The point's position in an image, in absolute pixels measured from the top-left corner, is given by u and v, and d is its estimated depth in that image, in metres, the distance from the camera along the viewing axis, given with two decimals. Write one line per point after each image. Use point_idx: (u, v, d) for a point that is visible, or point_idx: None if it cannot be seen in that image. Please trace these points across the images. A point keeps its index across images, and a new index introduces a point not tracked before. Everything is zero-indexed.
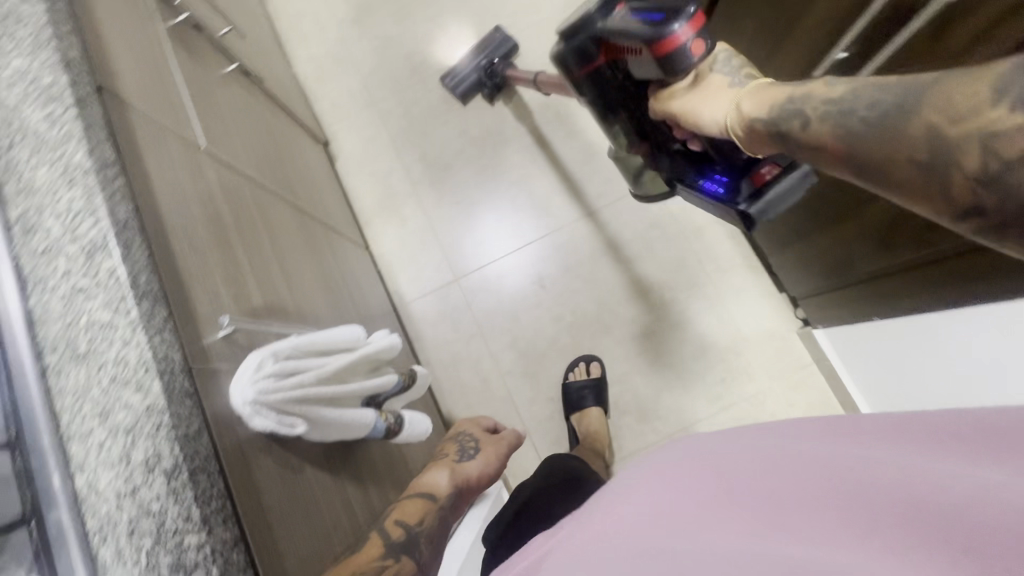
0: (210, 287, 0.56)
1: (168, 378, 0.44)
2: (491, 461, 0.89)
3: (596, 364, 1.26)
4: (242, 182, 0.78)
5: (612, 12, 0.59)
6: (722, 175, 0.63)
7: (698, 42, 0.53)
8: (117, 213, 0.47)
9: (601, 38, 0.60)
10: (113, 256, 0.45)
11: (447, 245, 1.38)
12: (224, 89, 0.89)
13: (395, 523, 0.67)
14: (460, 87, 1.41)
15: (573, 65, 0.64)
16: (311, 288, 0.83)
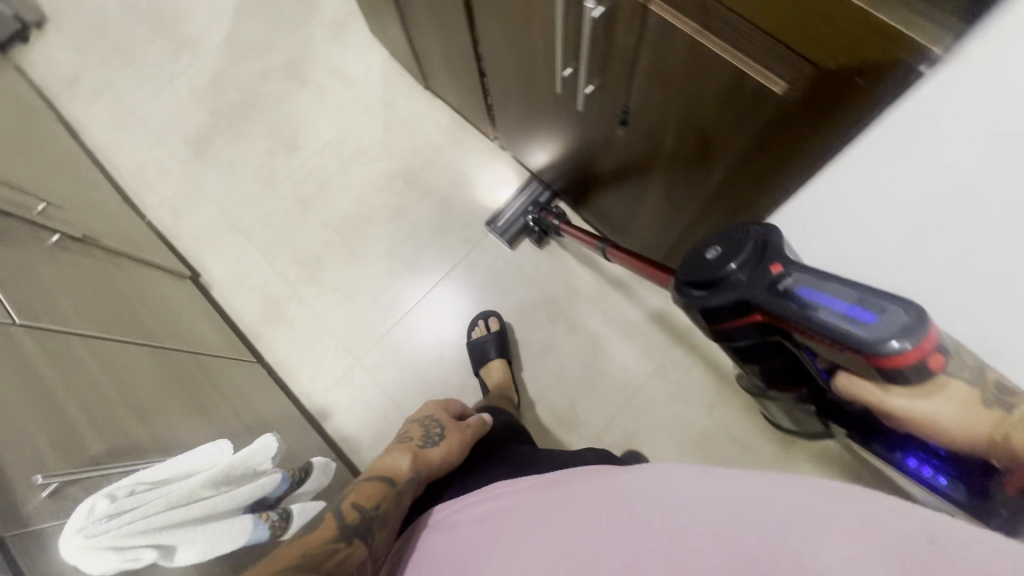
0: (28, 449, 0.57)
1: None
2: (455, 447, 0.99)
3: (495, 319, 1.35)
4: (74, 340, 0.79)
5: (768, 272, 0.60)
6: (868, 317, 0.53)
7: (936, 360, 0.50)
8: None
9: (757, 306, 0.60)
10: None
11: (339, 331, 1.41)
12: (47, 260, 0.92)
13: (354, 510, 0.82)
14: (506, 234, 1.40)
15: (722, 315, 0.65)
16: (176, 419, 0.84)
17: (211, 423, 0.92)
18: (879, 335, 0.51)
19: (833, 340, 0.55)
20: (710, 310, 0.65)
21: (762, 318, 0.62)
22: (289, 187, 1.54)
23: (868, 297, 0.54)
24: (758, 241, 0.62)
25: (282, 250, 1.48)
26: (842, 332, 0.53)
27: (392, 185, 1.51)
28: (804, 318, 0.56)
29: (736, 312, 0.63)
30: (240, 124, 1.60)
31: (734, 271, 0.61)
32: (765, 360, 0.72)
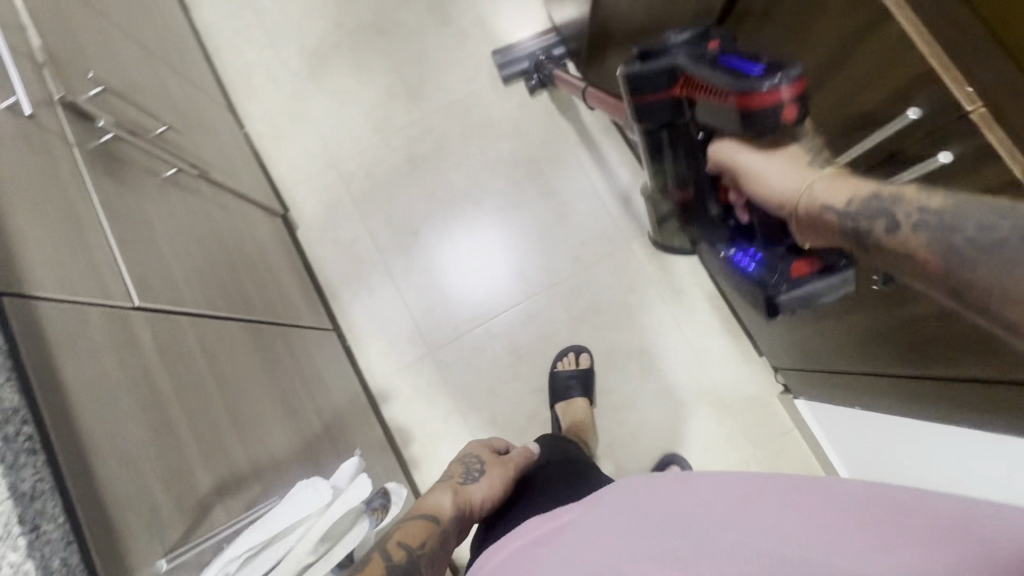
0: (147, 508, 0.50)
1: None
2: (497, 485, 0.90)
3: (585, 355, 1.26)
4: (184, 324, 0.71)
5: (702, 47, 0.60)
6: (756, 65, 0.54)
7: (793, 109, 0.52)
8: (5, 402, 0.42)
9: (682, 72, 0.60)
10: None
11: (418, 314, 1.32)
12: (161, 200, 0.82)
13: (398, 546, 0.74)
14: (505, 69, 1.37)
15: (646, 88, 0.63)
16: (268, 426, 0.76)
17: (299, 426, 0.85)
18: (759, 78, 0.52)
19: (717, 87, 0.55)
20: (638, 79, 0.63)
21: (682, 92, 0.62)
22: (402, 140, 1.39)
23: (770, 61, 0.54)
24: (708, 29, 0.62)
25: (378, 209, 1.36)
26: (730, 78, 0.54)
27: (512, 171, 1.36)
28: (708, 69, 0.56)
29: (655, 82, 0.62)
30: (363, 51, 1.42)
31: (671, 43, 0.62)
32: (663, 172, 0.76)
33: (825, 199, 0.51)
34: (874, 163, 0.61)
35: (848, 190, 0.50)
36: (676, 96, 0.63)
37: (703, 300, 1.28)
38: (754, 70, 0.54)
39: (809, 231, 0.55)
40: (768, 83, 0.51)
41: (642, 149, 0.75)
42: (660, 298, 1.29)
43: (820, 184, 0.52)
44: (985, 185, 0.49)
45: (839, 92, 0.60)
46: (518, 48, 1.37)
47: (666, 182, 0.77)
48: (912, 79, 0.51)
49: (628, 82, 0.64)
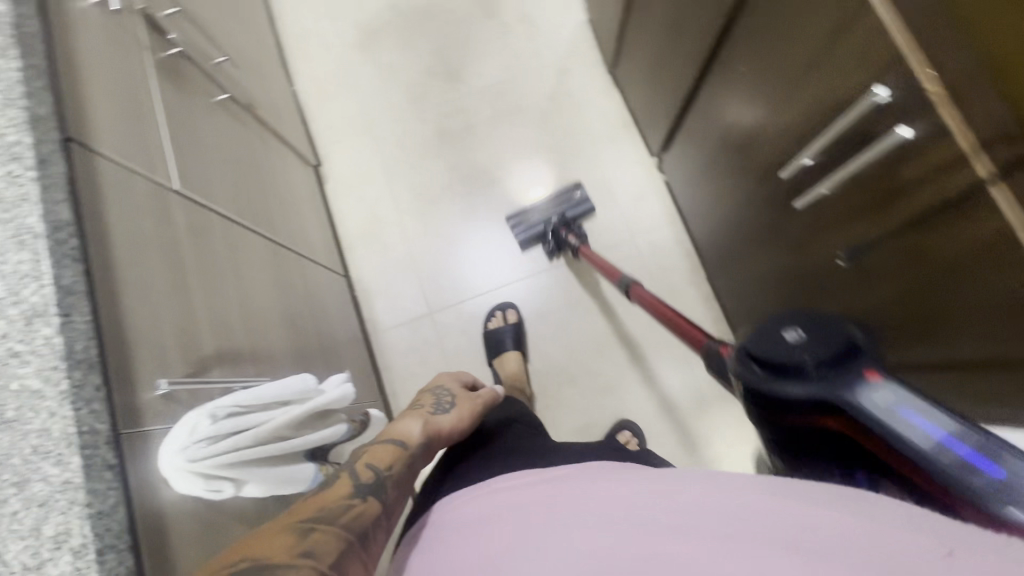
0: (156, 344, 0.57)
1: (79, 394, 0.44)
2: (464, 417, 0.95)
3: (512, 313, 1.33)
4: (214, 219, 0.79)
5: (869, 382, 0.49)
6: (977, 457, 0.42)
7: None
8: (58, 213, 0.49)
9: (842, 402, 0.49)
10: (43, 267, 0.46)
11: (425, 277, 1.39)
12: (210, 117, 0.91)
13: (367, 469, 0.74)
14: (522, 236, 1.37)
15: (775, 398, 0.54)
16: (270, 328, 0.83)
17: (299, 340, 0.92)
18: (973, 473, 0.41)
19: (903, 456, 0.45)
20: (780, 398, 0.53)
21: (835, 421, 0.50)
22: (435, 115, 1.48)
23: (991, 440, 0.42)
24: (852, 340, 0.52)
25: (404, 175, 1.45)
26: (919, 452, 0.44)
27: (533, 157, 1.44)
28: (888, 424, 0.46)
29: (804, 401, 0.51)
30: (412, 31, 1.53)
31: (807, 358, 0.52)
32: (790, 437, 0.57)
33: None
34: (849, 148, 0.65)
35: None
36: (834, 417, 0.50)
37: (698, 299, 1.32)
38: (977, 463, 0.42)
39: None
40: (1000, 508, 0.39)
41: (760, 431, 0.60)
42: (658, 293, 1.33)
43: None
44: (944, 157, 0.53)
45: (821, 81, 0.66)
46: (536, 214, 1.38)
47: (756, 418, 0.57)
48: (882, 65, 0.56)
49: (752, 383, 0.55)
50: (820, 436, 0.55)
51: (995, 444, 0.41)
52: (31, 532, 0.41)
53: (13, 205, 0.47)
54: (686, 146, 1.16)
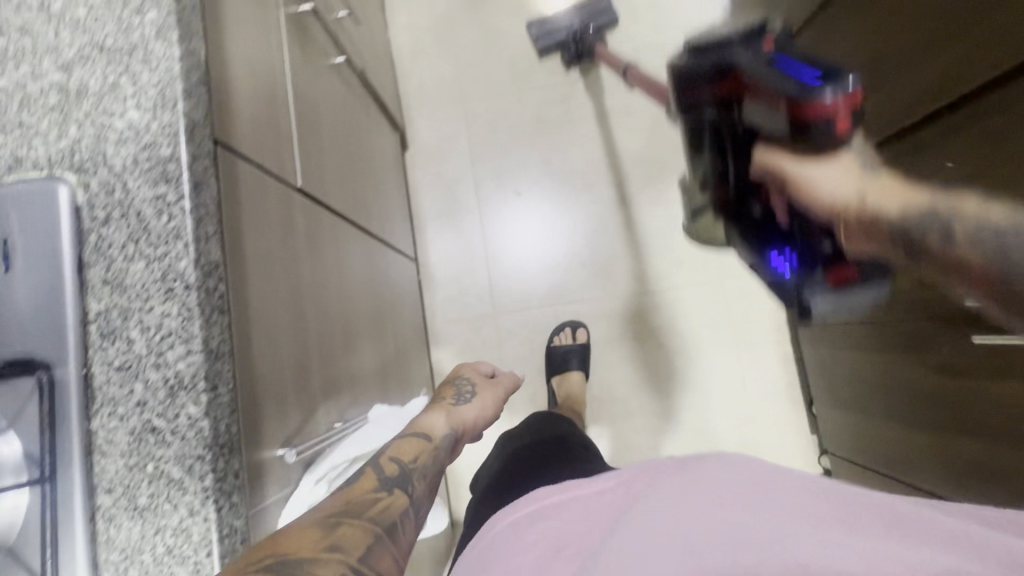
0: (279, 393, 0.51)
1: (219, 491, 0.37)
2: (490, 408, 0.73)
3: (582, 331, 1.25)
4: (325, 218, 0.70)
5: (757, 46, 0.54)
6: (818, 73, 0.49)
7: (847, 122, 0.48)
8: (210, 252, 0.41)
9: (735, 66, 0.53)
10: (193, 326, 0.38)
11: (494, 275, 1.31)
12: (326, 86, 0.80)
13: (391, 460, 0.53)
14: (541, 40, 1.32)
15: (693, 82, 0.57)
16: (361, 342, 0.76)
17: (381, 348, 0.86)
18: (817, 87, 0.48)
19: (762, 91, 0.51)
20: (686, 76, 0.57)
21: (728, 92, 0.55)
22: (536, 97, 1.34)
23: (835, 72, 0.50)
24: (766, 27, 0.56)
25: (491, 157, 1.34)
26: (772, 86, 0.50)
27: (634, 167, 1.32)
28: (768, 72, 0.51)
29: (710, 66, 0.55)
30: None
31: (732, 36, 0.55)
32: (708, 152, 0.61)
33: (882, 208, 0.45)
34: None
35: (851, 175, 0.48)
36: (729, 86, 0.55)
37: (776, 358, 1.25)
38: (812, 79, 0.49)
39: (863, 238, 0.49)
40: (825, 93, 0.48)
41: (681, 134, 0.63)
42: (736, 342, 1.26)
43: (874, 194, 0.46)
44: None
45: None
46: (560, 16, 1.32)
47: (682, 117, 0.61)
48: None
49: (676, 70, 0.58)
50: (722, 160, 0.60)
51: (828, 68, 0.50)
52: None
53: (164, 240, 0.39)
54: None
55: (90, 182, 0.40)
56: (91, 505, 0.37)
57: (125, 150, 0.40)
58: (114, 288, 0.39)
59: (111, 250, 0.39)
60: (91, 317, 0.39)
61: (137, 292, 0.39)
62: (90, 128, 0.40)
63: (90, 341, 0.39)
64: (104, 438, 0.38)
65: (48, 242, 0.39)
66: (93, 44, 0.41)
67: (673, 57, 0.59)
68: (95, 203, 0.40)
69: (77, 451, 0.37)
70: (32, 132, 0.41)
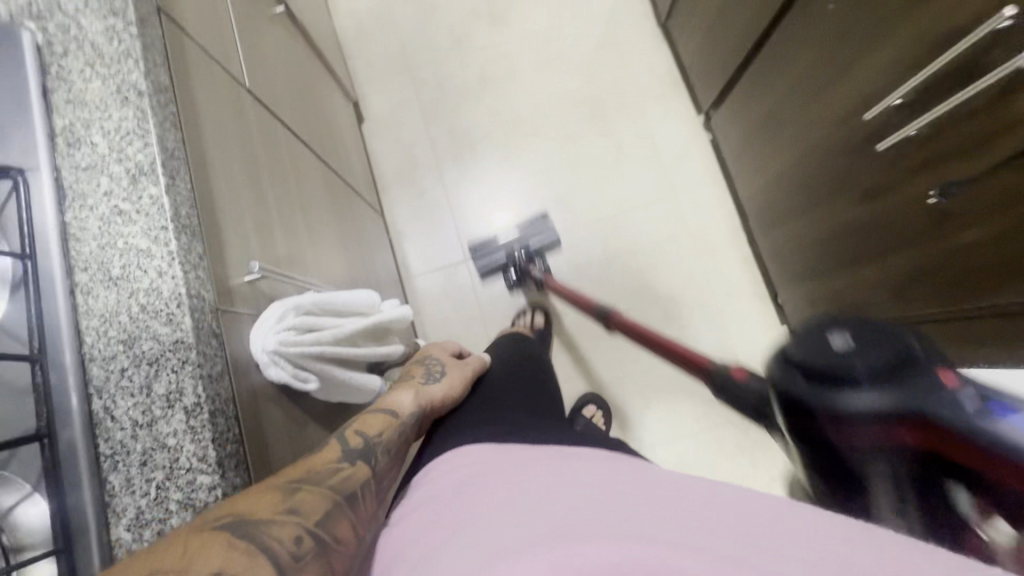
0: (242, 235, 0.56)
1: (184, 258, 0.42)
2: (457, 388, 0.73)
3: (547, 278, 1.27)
4: (278, 127, 0.76)
5: (938, 391, 0.37)
6: None
7: None
8: (160, 76, 0.47)
9: (915, 415, 0.37)
10: (147, 126, 0.44)
11: (462, 225, 1.37)
12: (270, 29, 0.88)
13: (356, 433, 0.53)
14: (481, 265, 1.30)
15: (826, 405, 0.41)
16: (327, 248, 0.81)
17: (350, 265, 0.91)
18: None
19: (991, 458, 0.34)
20: (826, 400, 0.41)
21: (910, 439, 0.38)
22: (477, 59, 1.44)
23: None
24: (910, 350, 0.40)
25: (443, 118, 1.42)
26: (1000, 439, 0.34)
27: (576, 108, 1.40)
28: (989, 427, 0.34)
29: (866, 413, 0.39)
30: None
31: (859, 375, 0.40)
32: (813, 466, 0.46)
33: None
34: (905, 108, 0.70)
35: None
36: (893, 427, 0.38)
37: (737, 261, 1.31)
38: None
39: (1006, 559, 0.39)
40: None
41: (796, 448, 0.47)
42: (698, 251, 1.32)
43: None
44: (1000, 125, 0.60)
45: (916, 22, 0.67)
46: (497, 244, 1.30)
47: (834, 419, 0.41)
48: None
49: (795, 391, 0.43)
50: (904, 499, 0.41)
51: (931, 385, 0.38)
52: (141, 390, 0.40)
53: (116, 61, 0.45)
54: (733, 112, 1.20)
55: (48, 26, 0.46)
56: (69, 282, 0.41)
57: None
58: (76, 105, 0.44)
59: (71, 76, 0.45)
60: (58, 132, 0.44)
61: (97, 105, 0.44)
62: None
63: (58, 151, 0.44)
64: (77, 227, 0.42)
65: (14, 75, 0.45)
66: None
67: (805, 377, 0.42)
68: (55, 42, 0.46)
69: (53, 237, 0.42)
70: None
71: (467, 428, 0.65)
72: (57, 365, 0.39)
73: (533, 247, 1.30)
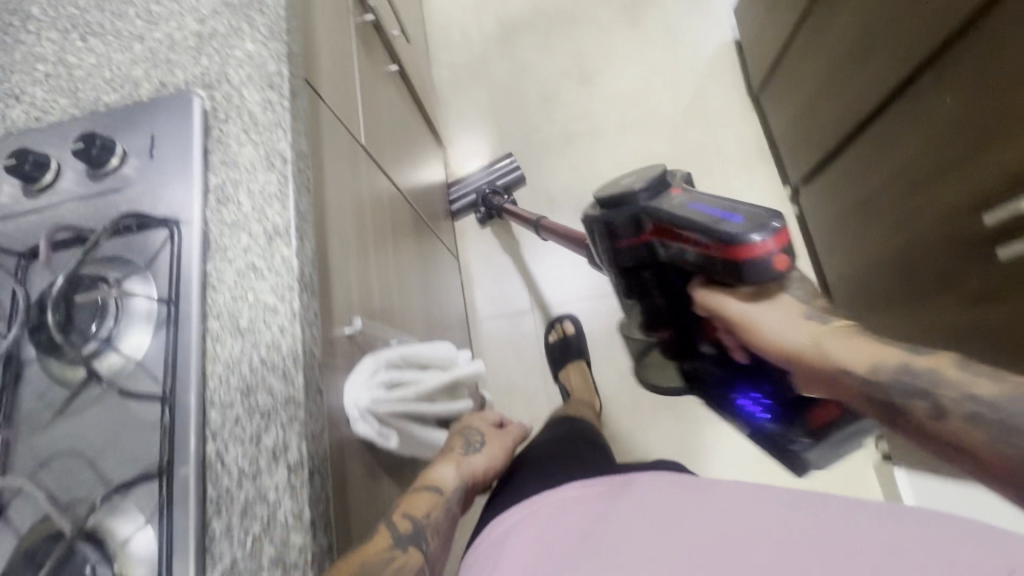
0: (348, 288, 0.59)
1: (304, 316, 0.45)
2: (499, 458, 0.67)
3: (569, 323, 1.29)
4: (382, 179, 0.81)
5: (667, 195, 0.61)
6: (735, 214, 0.54)
7: (783, 257, 0.52)
8: (301, 143, 0.51)
9: (653, 216, 0.59)
10: (286, 190, 0.48)
11: (531, 274, 1.39)
12: (383, 86, 0.95)
13: (404, 516, 0.51)
14: (456, 203, 1.40)
15: (614, 233, 0.64)
16: (410, 294, 0.84)
17: (427, 311, 0.94)
18: (740, 228, 0.52)
19: (688, 241, 0.56)
20: (610, 231, 0.64)
21: (654, 238, 0.60)
22: (563, 116, 1.49)
23: (741, 206, 0.55)
24: (654, 181, 0.62)
25: (524, 170, 1.46)
26: (689, 221, 0.56)
27: None
28: (683, 216, 0.56)
29: (629, 233, 0.62)
30: (551, 33, 1.57)
31: (633, 201, 0.62)
32: (644, 314, 0.68)
33: (842, 363, 0.47)
34: None
35: (810, 328, 0.51)
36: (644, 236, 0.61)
37: None
38: (734, 218, 0.54)
39: (818, 386, 0.51)
40: (750, 237, 0.51)
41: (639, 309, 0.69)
42: None
43: (832, 340, 0.48)
44: None
45: None
46: (471, 179, 1.40)
47: (614, 246, 0.64)
48: None
49: (602, 246, 0.66)
50: (676, 299, 0.64)
51: (668, 198, 0.60)
52: (250, 440, 0.42)
53: (268, 129, 0.50)
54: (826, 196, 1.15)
55: (215, 94, 0.52)
56: (202, 328, 0.45)
57: (242, 69, 0.52)
58: (229, 166, 0.49)
59: (228, 140, 0.50)
60: (210, 188, 0.49)
61: (247, 167, 0.49)
62: (214, 58, 0.53)
63: (208, 206, 0.48)
64: (215, 277, 0.46)
65: (182, 135, 0.50)
66: (221, 2, 0.55)
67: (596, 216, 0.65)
68: (218, 108, 0.51)
69: (194, 284, 0.45)
70: (175, 65, 0.54)
71: (543, 473, 0.65)
72: (181, 407, 0.42)
73: (501, 185, 1.38)
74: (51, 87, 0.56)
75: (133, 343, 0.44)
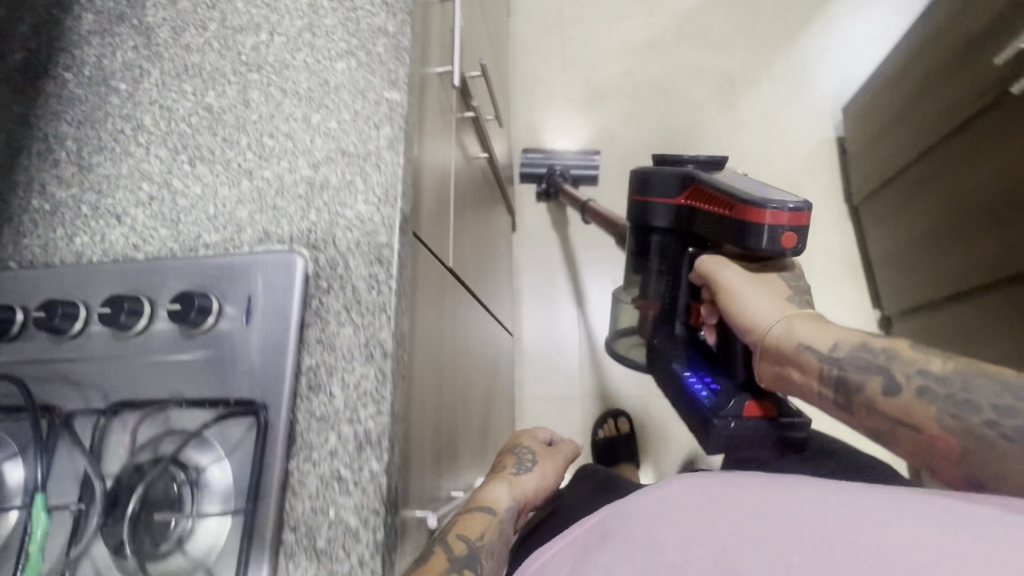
0: (422, 456, 0.55)
1: (387, 546, 0.41)
2: (550, 477, 0.70)
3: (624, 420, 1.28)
4: (462, 293, 0.77)
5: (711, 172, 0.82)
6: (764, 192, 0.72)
7: (789, 236, 0.68)
8: (402, 325, 0.47)
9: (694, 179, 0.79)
10: (383, 389, 0.44)
11: (587, 359, 1.35)
12: (472, 179, 0.91)
13: (459, 538, 0.53)
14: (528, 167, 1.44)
15: (659, 188, 0.84)
16: (471, 412, 0.80)
17: (483, 420, 0.90)
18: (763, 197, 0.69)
19: (720, 201, 0.74)
20: (659, 183, 0.84)
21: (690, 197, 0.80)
22: None
23: (771, 190, 0.73)
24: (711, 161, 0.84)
25: (593, 247, 1.42)
26: (723, 186, 0.74)
27: None
28: (718, 184, 0.75)
29: (674, 186, 0.82)
30: (639, 103, 1.50)
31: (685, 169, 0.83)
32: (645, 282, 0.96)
33: (801, 337, 0.67)
34: None
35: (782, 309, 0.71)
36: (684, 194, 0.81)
37: None
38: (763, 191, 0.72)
39: (774, 362, 0.70)
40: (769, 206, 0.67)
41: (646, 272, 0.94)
42: None
43: (796, 322, 0.68)
44: None
45: None
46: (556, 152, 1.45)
47: (654, 205, 0.86)
48: None
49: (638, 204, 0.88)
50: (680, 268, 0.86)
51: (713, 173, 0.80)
52: None
53: (371, 312, 0.46)
54: (925, 328, 1.13)
55: (320, 257, 0.48)
56: (277, 542, 0.41)
57: (350, 233, 0.49)
58: (325, 347, 0.46)
59: (328, 315, 0.47)
60: (303, 370, 0.46)
61: (344, 354, 0.45)
62: (323, 214, 0.50)
63: (298, 392, 0.45)
64: (297, 479, 0.43)
65: (280, 304, 0.47)
66: (337, 148, 0.52)
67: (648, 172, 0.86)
68: (321, 276, 0.48)
69: (274, 489, 0.42)
70: (282, 214, 0.51)
71: None
72: None
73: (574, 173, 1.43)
74: (153, 213, 0.54)
75: (203, 545, 0.41)
